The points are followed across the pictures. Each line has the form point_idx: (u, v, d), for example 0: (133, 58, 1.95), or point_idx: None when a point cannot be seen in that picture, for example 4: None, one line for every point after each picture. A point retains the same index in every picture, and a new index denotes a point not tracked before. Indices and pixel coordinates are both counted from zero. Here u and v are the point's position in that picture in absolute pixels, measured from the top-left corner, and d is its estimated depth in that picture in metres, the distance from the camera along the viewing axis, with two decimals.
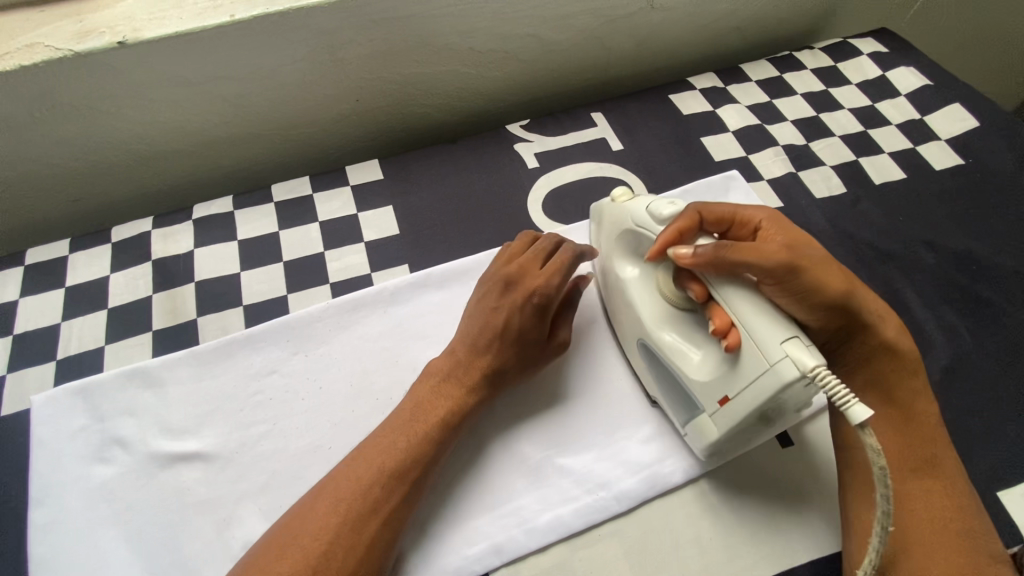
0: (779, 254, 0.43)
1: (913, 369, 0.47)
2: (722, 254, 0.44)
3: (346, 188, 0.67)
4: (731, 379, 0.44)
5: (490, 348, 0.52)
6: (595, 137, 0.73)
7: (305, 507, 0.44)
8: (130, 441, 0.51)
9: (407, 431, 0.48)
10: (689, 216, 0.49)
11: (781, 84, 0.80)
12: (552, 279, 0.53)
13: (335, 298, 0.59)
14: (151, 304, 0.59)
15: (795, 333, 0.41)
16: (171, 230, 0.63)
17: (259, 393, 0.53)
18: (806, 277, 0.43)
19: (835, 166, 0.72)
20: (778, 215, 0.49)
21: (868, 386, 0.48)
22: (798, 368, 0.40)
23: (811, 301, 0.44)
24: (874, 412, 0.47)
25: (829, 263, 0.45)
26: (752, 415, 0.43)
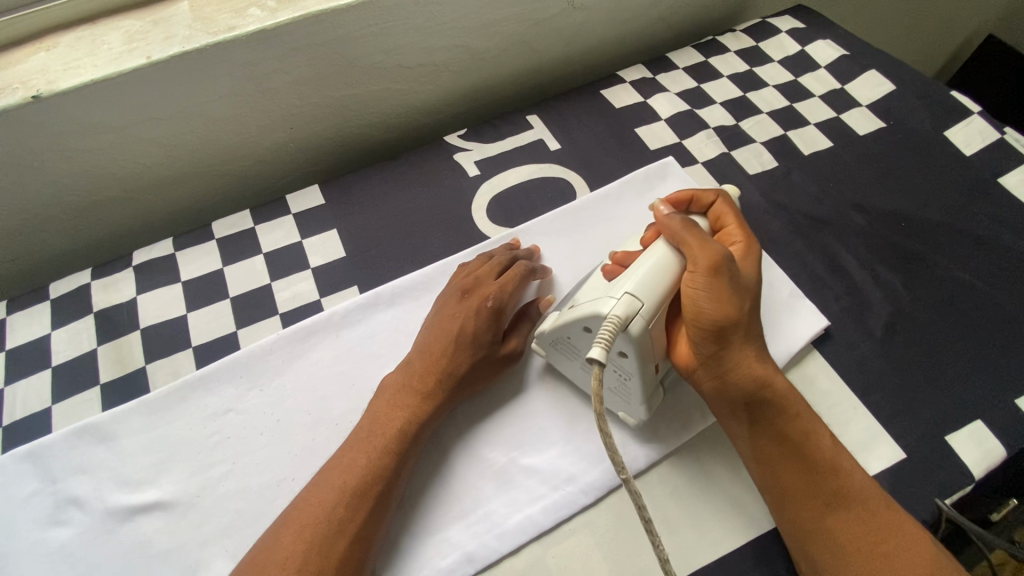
0: (713, 256, 0.48)
1: (795, 403, 0.48)
2: (680, 227, 0.50)
3: (288, 217, 0.67)
4: (584, 294, 0.50)
5: (445, 354, 0.52)
6: (532, 139, 0.74)
7: (269, 539, 0.44)
8: (86, 499, 0.50)
9: (367, 448, 0.47)
10: (710, 199, 0.57)
11: (707, 68, 0.82)
12: (506, 288, 0.55)
13: (286, 328, 0.58)
14: (97, 356, 0.57)
15: (640, 302, 0.47)
16: (112, 280, 0.62)
17: (217, 434, 0.53)
18: (715, 284, 0.47)
19: (765, 142, 0.74)
20: (745, 247, 0.53)
21: (754, 424, 0.48)
22: (610, 308, 0.46)
23: (695, 307, 0.48)
24: (766, 451, 0.47)
25: (735, 293, 0.48)
26: (568, 331, 0.50)
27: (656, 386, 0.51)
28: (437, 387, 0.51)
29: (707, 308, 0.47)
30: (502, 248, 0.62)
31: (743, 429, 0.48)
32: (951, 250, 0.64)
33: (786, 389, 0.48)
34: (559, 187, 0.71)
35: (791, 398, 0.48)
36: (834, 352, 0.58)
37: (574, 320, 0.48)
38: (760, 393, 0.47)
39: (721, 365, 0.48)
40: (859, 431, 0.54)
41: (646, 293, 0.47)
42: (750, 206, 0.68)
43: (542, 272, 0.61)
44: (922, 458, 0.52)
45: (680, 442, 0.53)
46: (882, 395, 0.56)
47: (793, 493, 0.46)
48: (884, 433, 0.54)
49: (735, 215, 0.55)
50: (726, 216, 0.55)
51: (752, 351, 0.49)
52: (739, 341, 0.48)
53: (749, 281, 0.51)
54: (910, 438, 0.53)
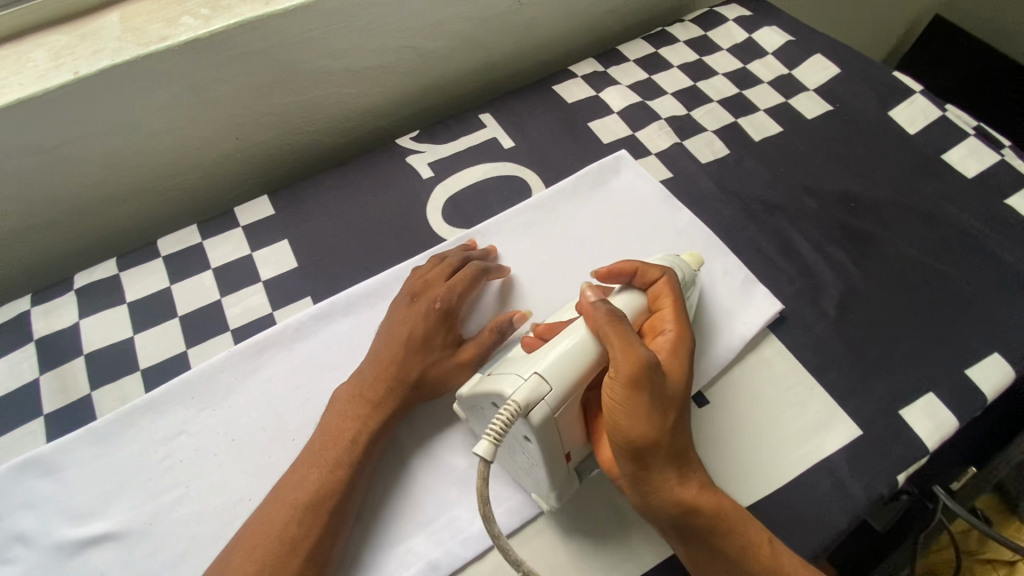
0: (634, 365, 0.42)
1: (731, 521, 0.44)
2: (603, 324, 0.44)
3: (237, 230, 0.65)
4: (500, 368, 0.46)
5: (394, 361, 0.51)
6: (485, 138, 0.73)
7: (222, 560, 0.43)
8: (32, 535, 0.48)
9: (317, 462, 0.47)
10: (652, 275, 0.51)
11: (658, 59, 0.83)
12: (456, 291, 0.55)
13: (237, 344, 0.57)
14: (39, 386, 0.55)
15: (546, 388, 0.42)
16: (53, 305, 0.60)
17: (169, 458, 0.51)
18: (634, 396, 0.42)
19: (716, 130, 0.75)
20: (675, 338, 0.48)
21: (686, 539, 0.44)
22: (514, 390, 0.41)
23: (612, 420, 0.43)
24: (696, 565, 0.44)
25: (658, 405, 0.43)
26: (481, 404, 0.46)
27: (569, 474, 0.47)
28: (387, 395, 0.50)
29: (625, 424, 0.42)
30: (456, 250, 0.61)
31: (676, 543, 0.45)
32: (899, 228, 0.66)
33: (720, 507, 0.44)
34: (514, 185, 0.70)
35: (726, 514, 0.44)
36: (790, 334, 0.59)
37: (484, 395, 0.44)
38: (686, 516, 0.43)
39: (647, 481, 0.44)
40: (817, 411, 0.54)
41: (557, 378, 0.42)
42: (703, 194, 0.69)
43: (499, 271, 0.60)
44: (877, 433, 0.53)
45: (589, 521, 0.49)
46: (837, 374, 0.56)
47: None
48: (841, 411, 0.54)
49: (674, 296, 0.50)
50: (664, 298, 0.50)
51: (678, 466, 0.44)
52: (661, 460, 0.43)
53: (677, 385, 0.46)
54: (866, 414, 0.54)
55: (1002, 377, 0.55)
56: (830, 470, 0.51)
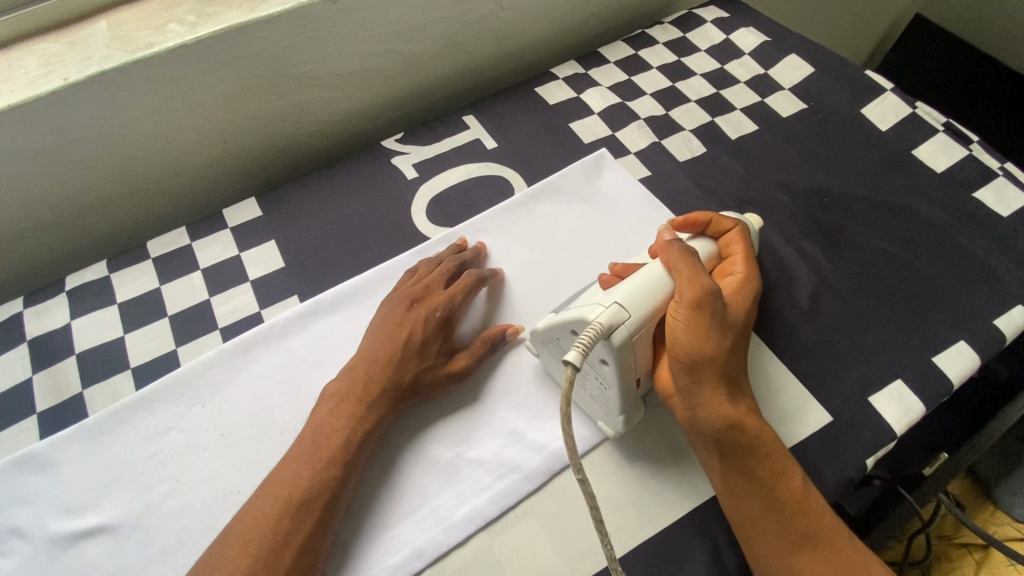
0: (704, 288, 0.47)
1: (771, 446, 0.48)
2: (677, 255, 0.49)
3: (226, 231, 0.67)
4: (578, 301, 0.50)
5: (391, 364, 0.53)
6: (468, 139, 0.75)
7: (214, 555, 0.44)
8: (26, 530, 0.49)
9: (310, 460, 0.48)
10: (725, 226, 0.56)
11: (637, 61, 0.85)
12: (455, 297, 0.57)
13: (226, 342, 0.59)
14: (32, 385, 0.56)
15: (626, 313, 0.46)
16: (45, 307, 0.61)
17: (160, 453, 0.52)
18: (703, 314, 0.47)
19: (694, 129, 0.77)
20: (742, 280, 0.54)
21: (729, 460, 0.48)
22: (596, 315, 0.45)
23: (676, 338, 0.48)
24: (734, 487, 0.47)
25: (719, 329, 0.48)
26: (559, 332, 0.49)
27: (638, 399, 0.51)
28: (382, 395, 0.51)
29: (691, 338, 0.47)
30: (448, 252, 0.63)
31: (717, 464, 0.48)
32: (870, 221, 0.68)
33: (764, 431, 0.48)
34: (497, 185, 0.72)
35: (767, 439, 0.48)
36: (764, 326, 0.61)
37: (563, 321, 0.48)
38: (734, 431, 0.47)
39: (700, 397, 0.48)
40: (789, 399, 0.56)
41: (636, 305, 0.47)
42: (681, 192, 0.71)
43: (493, 275, 0.62)
44: (847, 419, 0.55)
45: (652, 445, 0.53)
46: (810, 363, 0.58)
47: (761, 532, 0.46)
48: (812, 399, 0.56)
49: (742, 247, 0.55)
50: (732, 247, 0.56)
51: (731, 390, 0.49)
52: (716, 380, 0.48)
53: (736, 319, 0.51)
54: (837, 401, 0.56)
55: (968, 364, 0.57)
56: (802, 456, 0.53)
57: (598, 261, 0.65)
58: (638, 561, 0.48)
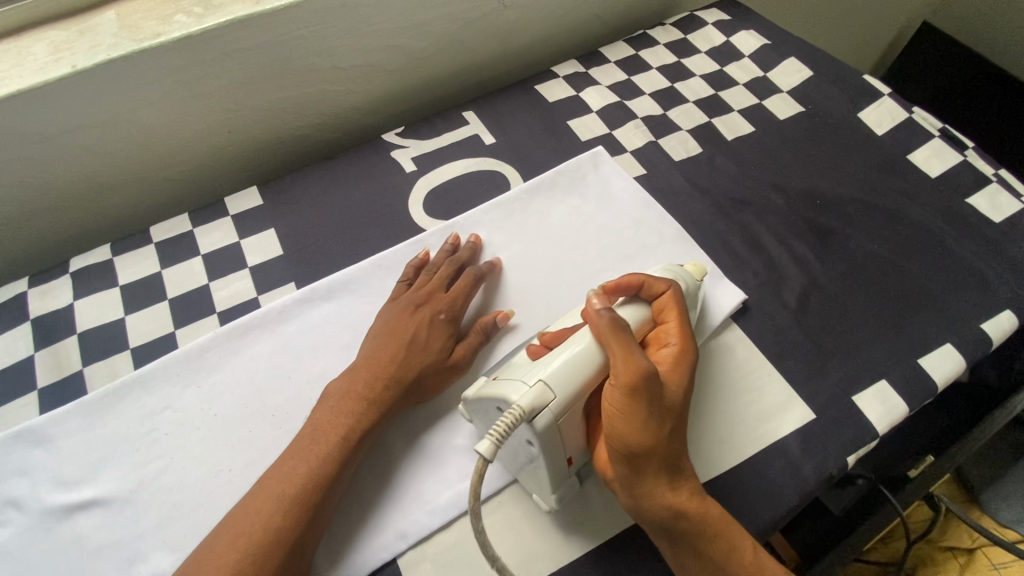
0: (632, 375, 0.44)
1: (719, 529, 0.45)
2: (608, 331, 0.46)
3: (227, 218, 0.69)
4: (505, 374, 0.47)
5: (396, 361, 0.54)
6: (467, 134, 0.76)
7: (204, 551, 0.45)
8: (24, 500, 0.51)
9: (307, 456, 0.48)
10: (660, 287, 0.52)
11: (638, 61, 0.86)
12: (457, 300, 0.59)
13: (224, 326, 0.60)
14: (34, 362, 0.58)
15: (552, 394, 0.44)
16: (50, 287, 0.63)
17: (155, 430, 0.54)
18: (631, 405, 0.44)
19: (691, 129, 0.77)
20: (678, 352, 0.49)
21: (674, 544, 0.45)
22: (517, 397, 0.43)
23: (610, 424, 0.44)
24: (683, 568, 0.45)
25: (655, 414, 0.44)
26: (484, 408, 0.47)
27: (569, 475, 0.49)
28: (387, 390, 0.52)
29: (622, 431, 0.44)
30: (445, 254, 0.64)
31: (663, 546, 0.46)
32: (862, 224, 0.68)
33: (709, 514, 0.45)
34: (493, 179, 0.73)
35: (713, 521, 0.45)
36: (752, 324, 0.62)
37: (487, 399, 0.46)
38: (675, 519, 0.44)
39: (640, 484, 0.45)
40: (774, 396, 0.57)
41: (560, 385, 0.44)
42: (675, 190, 0.71)
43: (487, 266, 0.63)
44: (831, 417, 0.56)
45: None
46: (796, 362, 0.59)
47: None
48: (796, 397, 0.57)
49: (677, 310, 0.51)
50: (668, 311, 0.51)
51: (670, 477, 0.45)
52: (654, 467, 0.45)
53: (674, 399, 0.47)
54: (820, 400, 0.57)
55: (953, 366, 0.58)
56: (783, 452, 0.54)
57: (590, 256, 0.65)
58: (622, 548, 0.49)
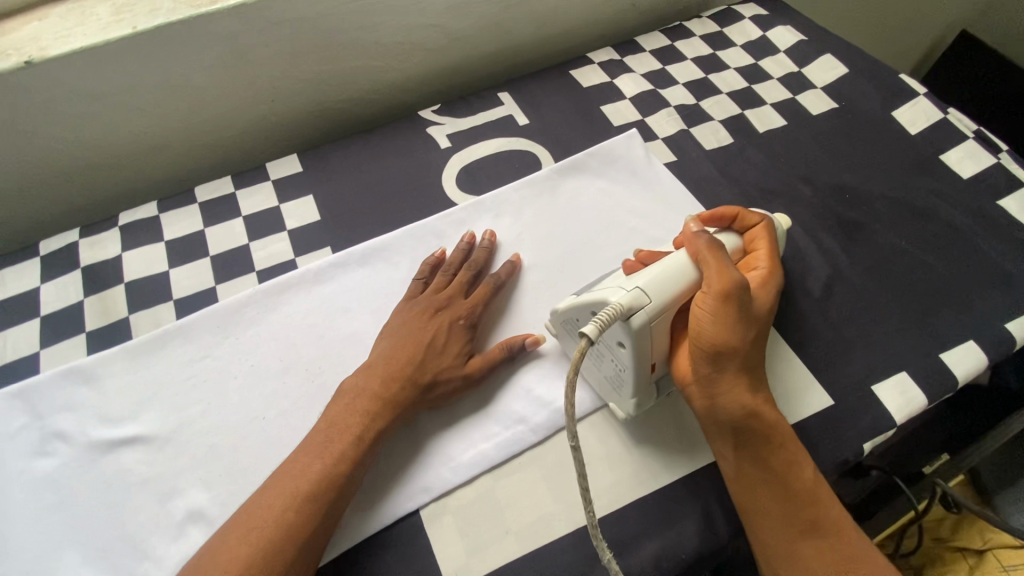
0: (726, 282, 0.47)
1: (783, 436, 0.48)
2: (704, 246, 0.49)
3: (268, 183, 0.71)
4: (600, 285, 0.51)
5: (411, 365, 0.54)
6: (502, 115, 0.78)
7: (215, 545, 0.45)
8: (70, 433, 0.53)
9: (322, 454, 0.48)
10: (753, 220, 0.56)
11: (673, 51, 0.86)
12: (473, 309, 0.59)
13: (261, 284, 0.63)
14: (83, 307, 0.61)
15: (648, 299, 0.47)
16: (99, 238, 0.66)
17: (194, 377, 0.56)
18: (723, 309, 0.47)
19: (723, 120, 0.78)
20: (765, 276, 0.53)
21: (740, 447, 0.47)
22: (617, 296, 0.46)
23: (701, 326, 0.47)
24: (743, 469, 0.48)
25: (743, 320, 0.48)
26: (578, 314, 0.51)
27: (650, 383, 0.51)
28: (401, 391, 0.52)
29: (712, 332, 0.47)
30: (462, 256, 0.63)
31: (726, 450, 0.48)
32: (890, 220, 0.69)
33: (778, 422, 0.48)
34: (526, 159, 0.74)
35: (780, 430, 0.48)
36: (775, 311, 0.62)
37: (584, 304, 0.49)
38: (749, 419, 0.47)
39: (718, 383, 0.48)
40: (793, 381, 0.58)
41: (657, 292, 0.47)
42: (705, 178, 0.72)
43: (506, 270, 0.62)
44: (849, 404, 0.56)
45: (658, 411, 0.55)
46: (817, 349, 0.60)
47: (769, 516, 0.46)
48: (816, 383, 0.58)
49: (767, 242, 0.55)
50: (759, 241, 0.55)
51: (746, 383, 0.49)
52: (734, 369, 0.48)
53: (759, 313, 0.50)
54: (839, 387, 0.57)
55: (975, 362, 0.58)
56: (800, 435, 0.55)
57: (618, 236, 0.66)
58: (638, 514, 0.50)
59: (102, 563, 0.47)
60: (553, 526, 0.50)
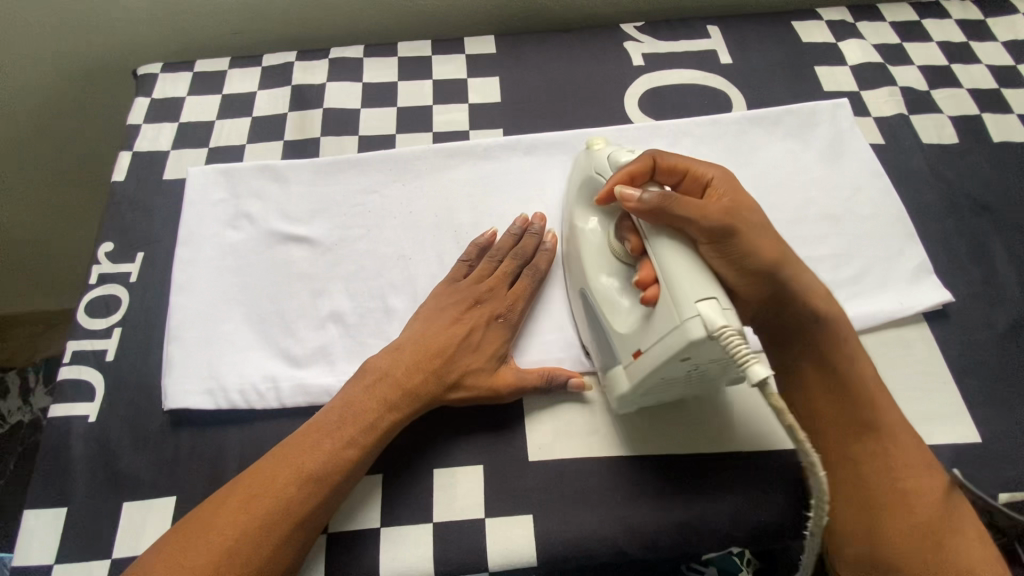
0: (719, 214, 0.45)
1: (847, 332, 0.49)
2: (669, 203, 0.44)
3: (461, 56, 0.74)
4: (652, 328, 0.43)
5: (442, 358, 0.51)
6: (705, 49, 0.74)
7: (219, 499, 0.45)
8: (256, 217, 0.61)
9: (332, 435, 0.47)
10: (647, 163, 0.49)
11: (918, 29, 0.76)
12: (516, 307, 0.54)
13: (435, 144, 0.66)
14: (286, 120, 0.69)
15: (714, 295, 0.40)
16: (310, 65, 0.72)
17: (362, 205, 0.62)
18: (732, 240, 0.45)
19: (952, 117, 0.69)
20: (723, 181, 0.49)
21: (807, 355, 0.48)
22: (703, 326, 0.39)
23: (741, 257, 0.45)
24: (819, 395, 0.48)
25: (761, 228, 0.47)
26: (663, 372, 0.43)
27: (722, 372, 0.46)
28: (426, 383, 0.50)
29: (747, 248, 0.45)
30: (511, 242, 0.58)
31: (807, 370, 0.48)
32: None
33: (841, 317, 0.49)
34: (717, 99, 0.70)
35: (849, 338, 0.49)
36: (945, 328, 0.56)
37: (668, 359, 0.41)
38: (812, 327, 0.48)
39: (782, 303, 0.48)
40: (941, 404, 0.53)
41: (706, 286, 0.41)
42: (909, 172, 0.65)
43: (547, 260, 0.57)
44: (999, 449, 0.51)
45: None
46: (980, 383, 0.54)
47: (825, 423, 0.47)
48: (966, 415, 0.52)
49: (683, 157, 0.50)
50: (680, 163, 0.50)
51: (791, 295, 0.47)
52: (787, 281, 0.47)
53: (762, 220, 0.47)
54: (993, 427, 0.51)
55: None
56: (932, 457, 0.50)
57: (793, 201, 0.62)
58: (698, 462, 0.50)
59: (259, 327, 0.55)
60: (623, 444, 0.51)
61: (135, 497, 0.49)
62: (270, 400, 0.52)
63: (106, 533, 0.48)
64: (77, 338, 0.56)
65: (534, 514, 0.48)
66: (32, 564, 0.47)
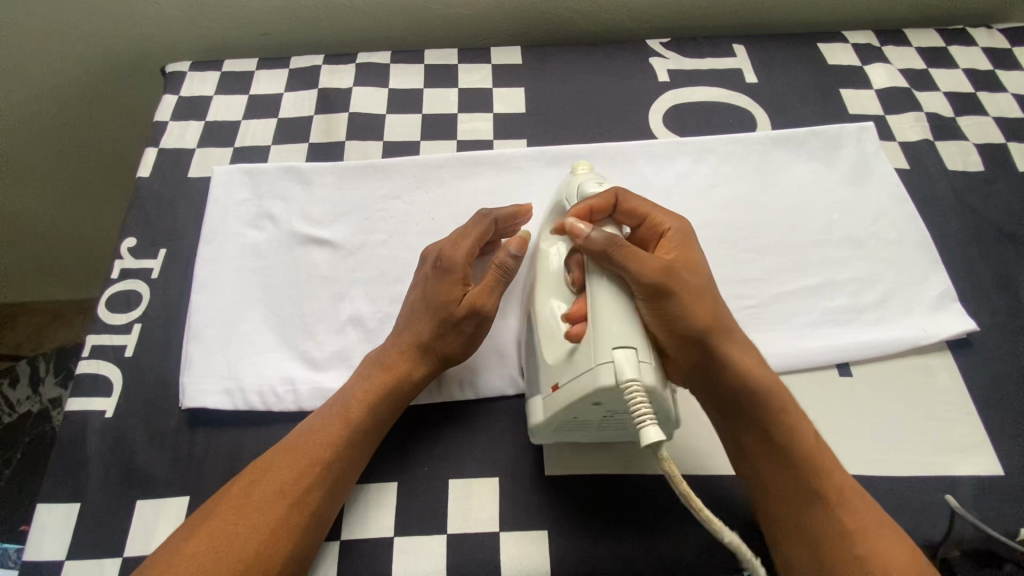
0: (656, 273, 0.44)
1: (785, 401, 0.46)
2: (609, 248, 0.44)
3: (487, 66, 0.74)
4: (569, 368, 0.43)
5: (403, 319, 0.52)
6: (731, 67, 0.74)
7: (200, 519, 0.44)
8: (279, 219, 0.61)
9: (316, 446, 0.46)
10: (608, 200, 0.49)
11: (945, 55, 0.76)
12: (461, 246, 0.52)
13: (458, 152, 0.66)
14: (312, 123, 0.69)
15: (634, 345, 0.40)
16: (338, 69, 0.73)
17: (384, 211, 0.62)
18: (664, 303, 0.44)
19: (978, 144, 0.69)
20: (683, 240, 0.48)
21: (733, 416, 0.47)
22: (618, 376, 0.39)
23: (674, 319, 0.44)
24: (762, 461, 0.46)
25: (699, 295, 0.46)
26: (575, 412, 0.43)
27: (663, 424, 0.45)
28: (404, 359, 0.50)
29: (679, 314, 0.44)
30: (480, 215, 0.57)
31: (745, 437, 0.46)
32: None
33: (775, 385, 0.46)
34: (741, 117, 0.70)
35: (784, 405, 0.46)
36: (968, 358, 0.56)
37: (580, 400, 0.42)
38: (750, 394, 0.46)
39: (710, 370, 0.46)
40: (963, 435, 0.52)
41: (628, 335, 0.41)
42: (933, 198, 0.65)
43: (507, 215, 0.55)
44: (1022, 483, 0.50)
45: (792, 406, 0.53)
46: (1004, 415, 0.53)
47: (773, 488, 0.45)
48: (989, 447, 0.51)
49: (645, 201, 0.49)
50: (640, 208, 0.49)
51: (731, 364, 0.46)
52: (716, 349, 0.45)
53: (701, 283, 0.46)
54: (1017, 461, 0.51)
55: None
56: (953, 488, 0.49)
57: (816, 223, 0.62)
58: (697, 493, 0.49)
59: (278, 329, 0.55)
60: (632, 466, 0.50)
61: (148, 496, 0.49)
62: (288, 402, 0.52)
63: (117, 531, 0.47)
64: (96, 332, 0.56)
65: (548, 529, 0.48)
66: (43, 559, 0.46)
